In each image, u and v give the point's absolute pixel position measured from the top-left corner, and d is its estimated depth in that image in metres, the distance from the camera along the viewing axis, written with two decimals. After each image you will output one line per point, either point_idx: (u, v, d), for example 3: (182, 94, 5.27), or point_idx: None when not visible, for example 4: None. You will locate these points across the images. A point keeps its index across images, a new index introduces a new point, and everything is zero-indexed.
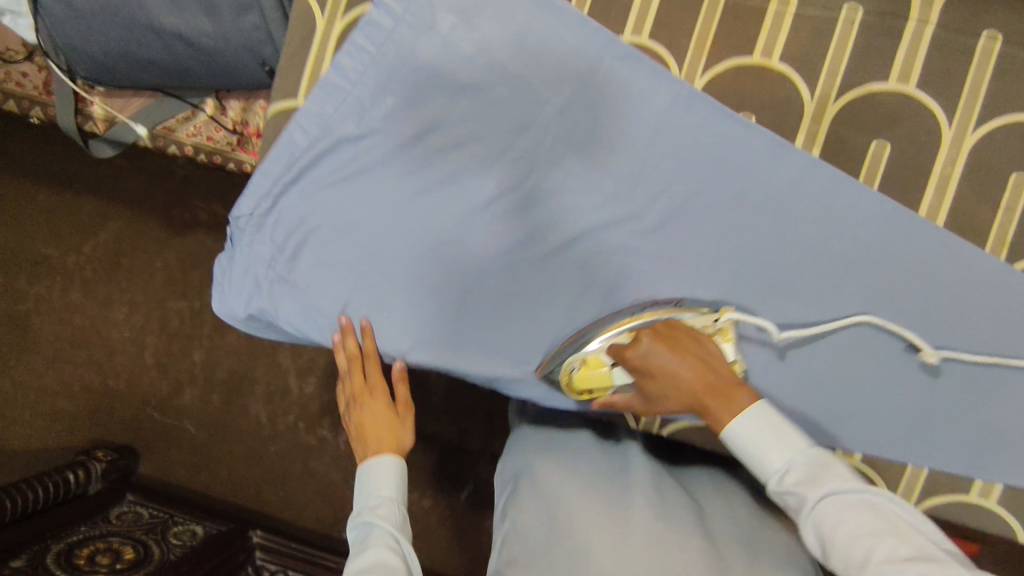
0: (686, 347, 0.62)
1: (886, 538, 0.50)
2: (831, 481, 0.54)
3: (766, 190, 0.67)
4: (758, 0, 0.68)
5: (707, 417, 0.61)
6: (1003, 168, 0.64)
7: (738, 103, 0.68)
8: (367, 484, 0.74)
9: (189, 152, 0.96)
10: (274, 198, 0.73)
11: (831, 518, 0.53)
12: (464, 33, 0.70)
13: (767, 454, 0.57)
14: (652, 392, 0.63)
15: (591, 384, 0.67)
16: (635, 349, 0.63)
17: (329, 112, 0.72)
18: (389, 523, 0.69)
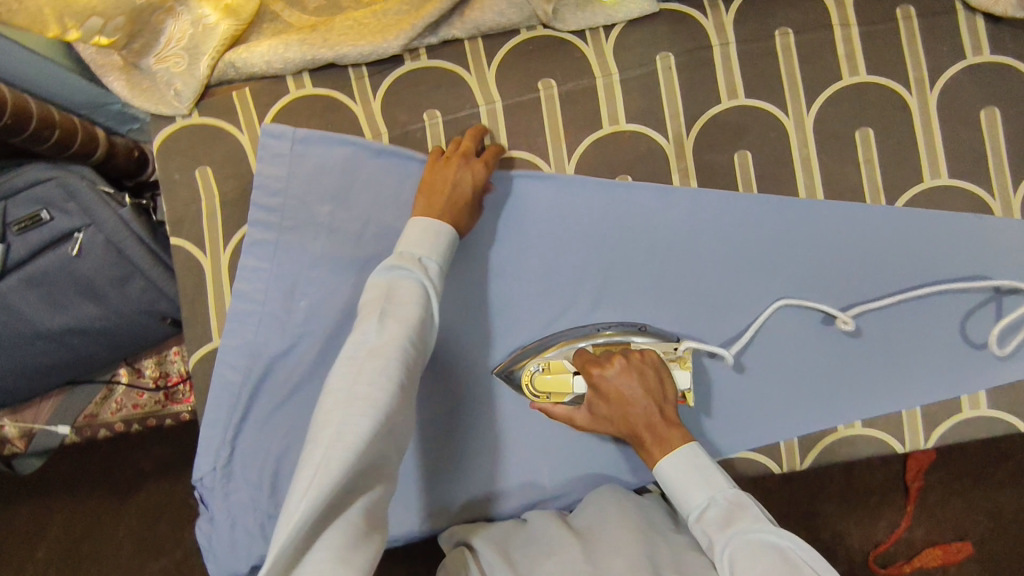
0: (649, 376, 0.63)
1: None
2: (744, 523, 0.55)
3: (669, 232, 0.71)
4: (584, 80, 0.72)
5: (639, 447, 0.62)
6: (846, 131, 0.71)
7: (611, 170, 0.73)
8: (411, 238, 0.63)
9: (119, 428, 0.91)
10: (231, 444, 0.72)
11: (739, 557, 0.53)
12: (344, 215, 0.72)
13: (689, 489, 0.58)
14: (599, 408, 0.63)
15: (554, 390, 0.66)
16: (601, 369, 0.62)
17: (251, 339, 0.72)
18: (412, 339, 0.55)
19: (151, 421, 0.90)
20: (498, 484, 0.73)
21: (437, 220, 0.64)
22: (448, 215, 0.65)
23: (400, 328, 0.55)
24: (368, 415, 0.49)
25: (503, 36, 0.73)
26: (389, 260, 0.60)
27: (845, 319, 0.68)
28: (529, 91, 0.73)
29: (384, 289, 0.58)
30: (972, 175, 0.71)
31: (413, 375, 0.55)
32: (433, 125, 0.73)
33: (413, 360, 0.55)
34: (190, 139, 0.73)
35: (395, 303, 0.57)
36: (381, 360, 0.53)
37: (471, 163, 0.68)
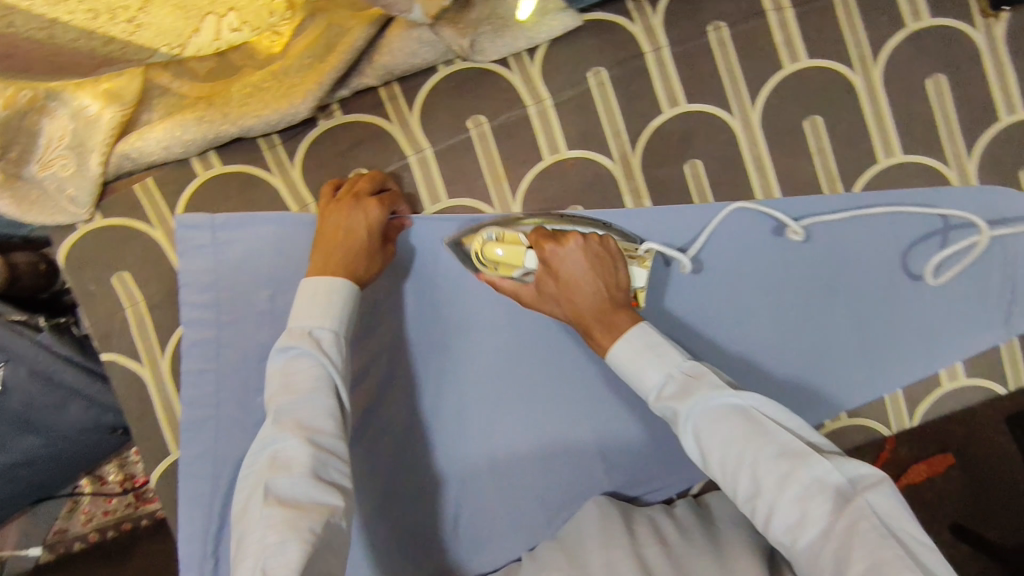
0: (604, 261, 0.59)
1: (755, 442, 0.49)
2: (703, 389, 0.51)
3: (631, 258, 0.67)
4: (516, 110, 0.67)
5: (586, 334, 0.59)
6: (796, 122, 0.68)
7: (560, 202, 0.68)
8: (297, 311, 0.58)
9: (93, 540, 0.84)
10: (213, 556, 0.68)
11: (703, 428, 0.51)
12: (284, 297, 0.67)
13: (644, 370, 0.54)
14: (548, 286, 0.59)
15: (504, 262, 0.61)
16: (553, 245, 0.58)
17: (212, 445, 0.68)
18: (305, 435, 0.51)
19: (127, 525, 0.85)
20: (498, 542, 0.71)
21: (331, 277, 0.59)
22: (343, 264, 0.60)
23: (300, 428, 0.51)
24: (281, 538, 0.46)
25: (420, 76, 0.67)
26: (277, 347, 0.56)
27: (795, 228, 0.66)
28: (459, 131, 0.67)
29: (276, 385, 0.54)
30: (927, 148, 0.68)
31: (332, 469, 0.51)
32: None
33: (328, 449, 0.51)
34: (99, 244, 0.67)
35: (289, 399, 0.53)
36: (286, 474, 0.49)
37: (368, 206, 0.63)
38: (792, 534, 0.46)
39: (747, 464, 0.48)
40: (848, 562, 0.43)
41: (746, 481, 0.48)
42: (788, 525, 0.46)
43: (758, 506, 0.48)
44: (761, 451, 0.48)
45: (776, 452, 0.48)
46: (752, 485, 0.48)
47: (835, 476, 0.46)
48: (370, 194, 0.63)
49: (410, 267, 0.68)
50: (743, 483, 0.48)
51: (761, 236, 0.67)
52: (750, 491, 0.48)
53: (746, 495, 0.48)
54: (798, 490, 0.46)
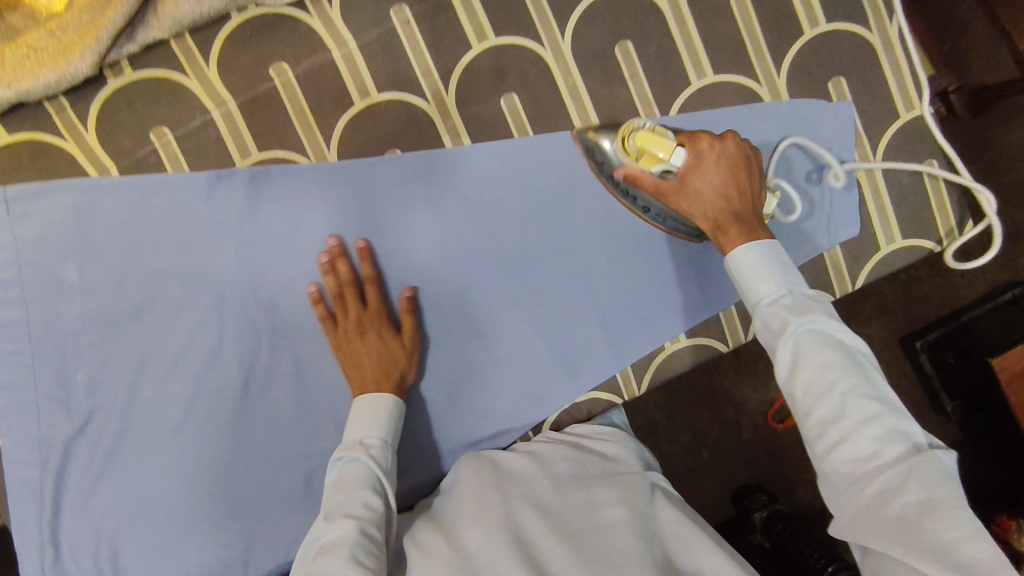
0: (745, 171, 0.61)
1: (852, 373, 0.52)
2: (822, 312, 0.54)
3: (452, 194, 0.68)
4: (320, 56, 0.65)
5: (718, 234, 0.60)
6: (606, 49, 0.68)
7: (376, 147, 0.67)
8: (353, 422, 0.61)
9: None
10: (52, 542, 0.66)
11: (806, 346, 0.53)
12: (97, 267, 0.65)
13: (765, 277, 0.56)
14: (692, 179, 0.60)
15: (648, 154, 0.60)
16: (710, 140, 0.61)
17: (35, 427, 0.65)
18: (347, 520, 0.54)
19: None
20: None
21: (366, 394, 0.62)
22: (394, 372, 0.64)
23: (344, 516, 0.55)
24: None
25: (213, 26, 0.64)
26: (337, 453, 0.60)
27: (836, 172, 0.67)
28: (262, 82, 0.65)
29: (335, 485, 0.58)
30: (736, 68, 0.69)
31: (367, 553, 0.53)
32: (165, 143, 0.65)
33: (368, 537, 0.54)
34: None
35: (341, 493, 0.56)
36: (327, 555, 0.52)
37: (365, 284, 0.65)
38: (853, 471, 0.49)
39: (838, 391, 0.51)
40: (899, 500, 0.46)
41: (830, 404, 0.51)
42: (856, 456, 0.49)
43: (828, 435, 0.50)
44: (852, 386, 0.51)
45: (865, 393, 0.51)
46: (835, 412, 0.51)
47: (907, 429, 0.50)
48: (351, 277, 0.65)
49: (226, 226, 0.66)
50: (827, 405, 0.51)
51: (804, 174, 0.70)
52: (827, 419, 0.51)
53: (822, 419, 0.51)
54: (878, 429, 0.49)
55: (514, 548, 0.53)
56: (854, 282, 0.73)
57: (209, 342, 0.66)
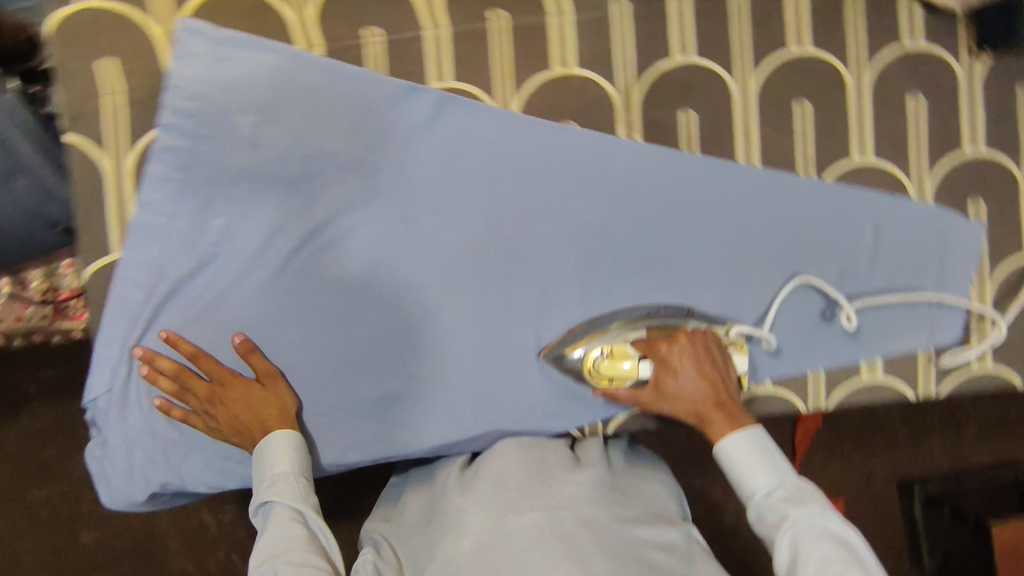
0: (712, 357, 0.68)
1: (849, 568, 0.56)
2: (812, 505, 0.60)
3: (610, 178, 0.71)
4: (536, 17, 0.69)
5: (704, 427, 0.66)
6: (787, 101, 0.72)
7: (555, 114, 0.71)
8: (258, 471, 0.65)
9: (39, 338, 0.84)
10: (128, 365, 0.67)
11: (802, 539, 0.58)
12: (271, 129, 0.67)
13: (756, 469, 0.62)
14: (667, 383, 0.66)
15: (615, 374, 0.68)
16: (669, 343, 0.67)
17: (155, 254, 0.67)
18: (279, 561, 0.59)
19: (75, 333, 0.84)
20: (422, 421, 0.72)
21: (257, 444, 0.65)
22: (273, 423, 0.66)
23: (278, 559, 0.59)
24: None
25: None
26: (256, 502, 0.64)
27: (849, 313, 0.72)
28: (479, 20, 0.69)
29: (264, 534, 0.62)
30: (891, 159, 0.74)
31: None
32: (373, 43, 0.68)
33: (306, 565, 0.59)
34: (96, 26, 0.65)
35: (276, 537, 0.61)
36: None
37: (220, 379, 0.66)
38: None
39: None
40: None
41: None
42: None
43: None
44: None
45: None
46: None
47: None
48: (222, 374, 0.67)
49: (398, 136, 0.69)
50: None
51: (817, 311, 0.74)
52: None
53: None
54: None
55: (563, 554, 0.60)
56: (933, 385, 0.77)
57: (342, 235, 0.69)
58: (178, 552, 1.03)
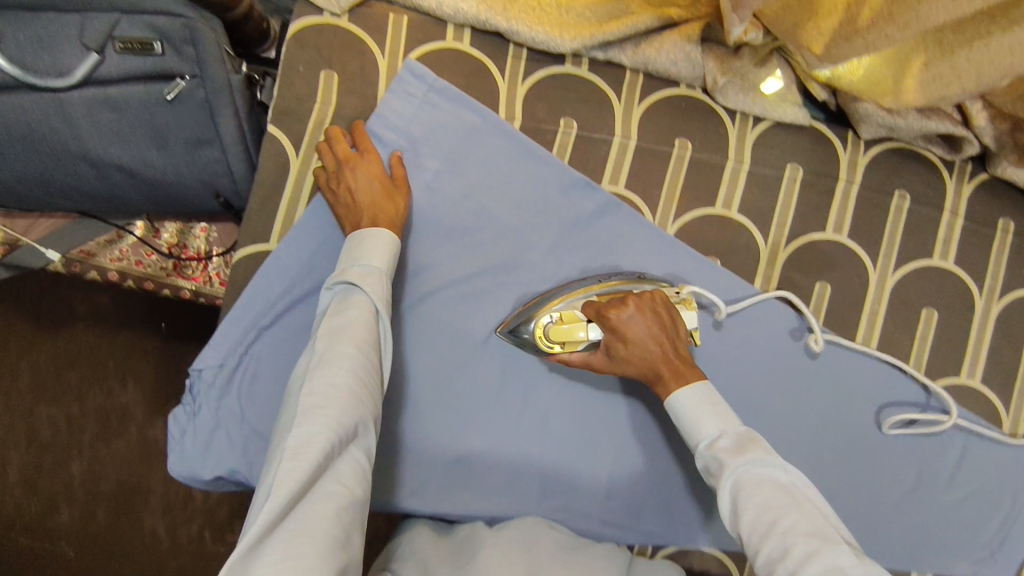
0: (659, 315, 0.63)
1: (789, 512, 0.50)
2: (753, 452, 0.53)
3: (741, 322, 0.72)
4: (717, 157, 0.74)
5: (656, 386, 0.62)
6: (917, 305, 0.75)
7: (704, 249, 0.73)
8: (352, 252, 0.61)
9: (150, 288, 0.86)
10: (245, 348, 0.69)
11: (744, 487, 0.52)
12: (448, 179, 0.71)
13: (701, 421, 0.57)
14: (617, 350, 0.62)
15: (568, 340, 0.64)
16: (620, 311, 0.62)
17: (306, 256, 0.70)
18: (355, 340, 0.54)
19: (185, 293, 0.86)
20: (486, 490, 0.73)
21: (358, 229, 0.62)
22: (384, 220, 0.63)
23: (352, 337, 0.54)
24: (319, 422, 0.48)
25: (663, 82, 0.73)
26: (337, 279, 0.59)
27: (817, 338, 0.71)
28: (665, 143, 0.73)
29: (339, 309, 0.57)
30: (998, 389, 0.76)
31: (368, 385, 0.53)
32: (566, 132, 0.73)
33: (367, 365, 0.54)
34: (333, 41, 0.70)
35: (349, 317, 0.56)
36: (325, 370, 0.52)
37: (366, 155, 0.66)
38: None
39: (778, 531, 0.49)
40: None
41: (775, 543, 0.48)
42: None
43: (777, 569, 0.47)
44: (790, 520, 0.49)
45: (806, 529, 0.48)
46: (778, 552, 0.48)
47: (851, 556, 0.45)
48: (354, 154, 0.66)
49: (559, 222, 0.72)
50: (772, 544, 0.48)
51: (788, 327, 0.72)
52: (773, 556, 0.48)
53: (769, 557, 0.48)
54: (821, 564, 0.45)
55: None
56: None
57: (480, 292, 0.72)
58: (156, 511, 1.11)
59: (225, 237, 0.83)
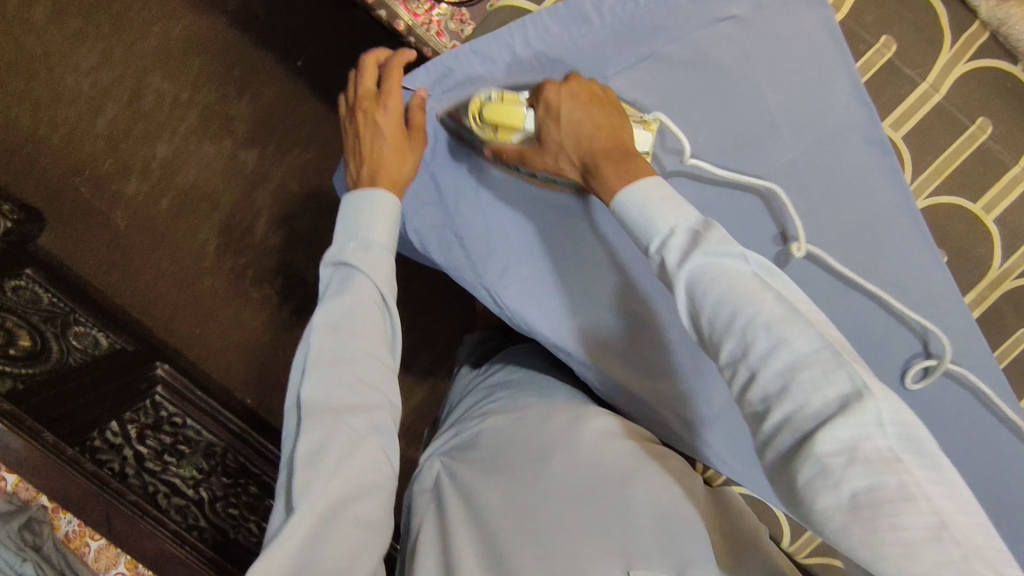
0: (602, 104, 0.59)
1: (754, 301, 0.41)
2: (707, 243, 0.44)
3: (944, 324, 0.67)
4: (1006, 155, 0.67)
5: (592, 176, 0.57)
6: None
7: (938, 239, 0.68)
8: (349, 223, 0.62)
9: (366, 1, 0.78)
10: (458, 91, 0.66)
11: (699, 283, 0.44)
12: (738, 35, 0.65)
13: (656, 208, 0.49)
14: (550, 133, 0.59)
15: (502, 125, 0.61)
16: (556, 87, 0.59)
17: (564, 38, 0.65)
18: (356, 330, 0.58)
19: (398, 25, 0.78)
20: (606, 345, 0.69)
21: (353, 193, 0.64)
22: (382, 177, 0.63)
23: (340, 330, 0.57)
24: (324, 425, 0.53)
25: (1002, 51, 0.66)
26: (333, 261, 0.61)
27: (800, 245, 0.64)
28: (966, 114, 0.67)
29: (337, 293, 0.59)
30: None
31: (369, 373, 0.57)
32: (879, 52, 0.66)
33: (373, 358, 0.58)
34: None
35: (346, 303, 0.58)
36: (330, 367, 0.56)
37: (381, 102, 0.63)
38: (767, 407, 0.39)
39: (738, 321, 0.41)
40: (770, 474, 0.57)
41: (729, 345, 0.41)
42: (767, 395, 0.39)
43: (739, 368, 0.41)
44: (754, 310, 0.41)
45: (773, 316, 0.40)
46: (737, 350, 0.41)
47: (821, 343, 0.38)
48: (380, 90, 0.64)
49: (816, 134, 0.66)
50: (731, 342, 0.41)
51: (971, 237, 0.68)
52: (734, 355, 0.41)
53: (728, 357, 0.41)
54: (784, 362, 0.39)
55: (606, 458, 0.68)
56: None
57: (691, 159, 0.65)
58: (214, 223, 1.45)
59: None
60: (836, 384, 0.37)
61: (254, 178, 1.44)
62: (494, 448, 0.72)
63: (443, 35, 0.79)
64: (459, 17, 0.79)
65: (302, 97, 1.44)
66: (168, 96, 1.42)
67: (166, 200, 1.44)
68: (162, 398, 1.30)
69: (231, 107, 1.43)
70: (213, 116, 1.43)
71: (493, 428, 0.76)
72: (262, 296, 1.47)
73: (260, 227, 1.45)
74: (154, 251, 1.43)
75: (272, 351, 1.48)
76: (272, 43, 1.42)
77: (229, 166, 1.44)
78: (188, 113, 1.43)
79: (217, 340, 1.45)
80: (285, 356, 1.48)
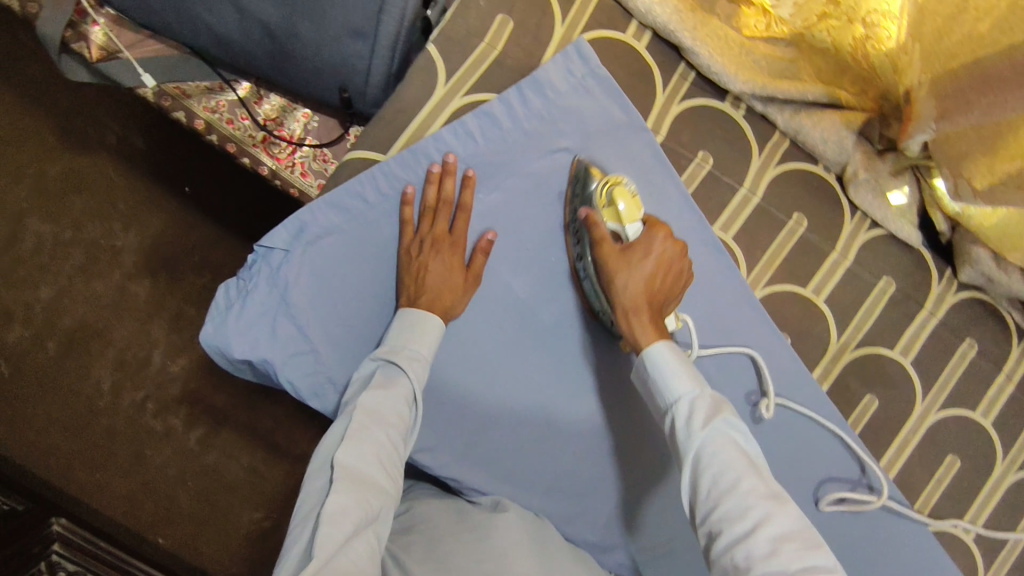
0: (671, 277, 0.65)
1: (750, 474, 0.52)
2: (725, 415, 0.55)
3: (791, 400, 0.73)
4: (824, 243, 0.75)
5: (630, 313, 0.63)
6: (946, 448, 0.77)
7: (779, 323, 0.75)
8: (402, 332, 0.63)
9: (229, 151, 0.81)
10: (315, 241, 0.67)
11: (705, 458, 0.53)
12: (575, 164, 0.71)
13: (682, 379, 0.58)
14: (636, 250, 0.64)
15: (614, 207, 0.66)
16: (665, 236, 0.65)
17: (415, 181, 0.69)
18: (392, 424, 0.58)
19: (263, 171, 0.81)
20: (495, 466, 0.71)
21: (408, 308, 0.64)
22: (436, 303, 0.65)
23: (376, 416, 0.57)
24: (350, 493, 0.52)
25: (803, 154, 0.75)
26: (381, 354, 0.62)
27: (768, 404, 0.71)
28: (784, 211, 0.74)
29: (375, 385, 0.60)
30: (989, 553, 0.78)
31: (391, 462, 0.57)
32: (699, 165, 0.73)
33: (394, 450, 0.57)
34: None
35: (379, 396, 0.59)
36: (360, 447, 0.55)
37: (441, 251, 0.66)
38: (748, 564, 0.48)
39: (738, 486, 0.50)
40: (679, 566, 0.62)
41: (706, 483, 0.52)
42: (750, 554, 0.48)
43: (732, 528, 0.49)
44: (750, 483, 0.51)
45: (762, 492, 0.51)
46: (735, 510, 0.50)
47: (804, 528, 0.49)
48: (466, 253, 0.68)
49: None
50: (727, 503, 0.50)
51: (809, 318, 0.75)
52: (729, 514, 0.50)
53: (724, 515, 0.50)
54: (774, 531, 0.49)
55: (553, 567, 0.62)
56: None
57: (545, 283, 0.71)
58: (109, 361, 1.35)
59: (324, 131, 0.81)
60: (818, 559, 0.48)
61: (146, 307, 1.37)
62: (436, 534, 0.61)
63: (306, 176, 0.81)
64: (321, 158, 0.81)
65: (190, 224, 1.39)
66: (49, 238, 1.36)
67: (52, 345, 1.34)
68: (60, 557, 1.11)
69: (119, 241, 1.37)
70: (99, 253, 1.37)
71: (426, 511, 0.66)
72: (165, 431, 1.36)
73: (159, 359, 1.37)
74: (42, 401, 1.33)
75: (181, 487, 1.35)
76: (155, 172, 1.38)
77: (120, 300, 1.37)
78: (71, 251, 1.36)
79: (119, 484, 1.33)
80: (195, 490, 1.35)
